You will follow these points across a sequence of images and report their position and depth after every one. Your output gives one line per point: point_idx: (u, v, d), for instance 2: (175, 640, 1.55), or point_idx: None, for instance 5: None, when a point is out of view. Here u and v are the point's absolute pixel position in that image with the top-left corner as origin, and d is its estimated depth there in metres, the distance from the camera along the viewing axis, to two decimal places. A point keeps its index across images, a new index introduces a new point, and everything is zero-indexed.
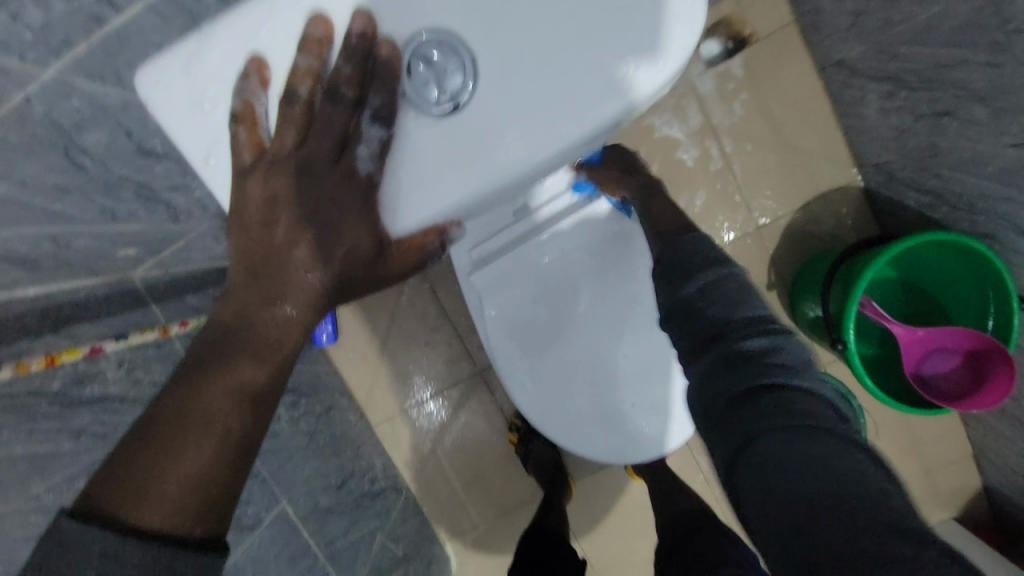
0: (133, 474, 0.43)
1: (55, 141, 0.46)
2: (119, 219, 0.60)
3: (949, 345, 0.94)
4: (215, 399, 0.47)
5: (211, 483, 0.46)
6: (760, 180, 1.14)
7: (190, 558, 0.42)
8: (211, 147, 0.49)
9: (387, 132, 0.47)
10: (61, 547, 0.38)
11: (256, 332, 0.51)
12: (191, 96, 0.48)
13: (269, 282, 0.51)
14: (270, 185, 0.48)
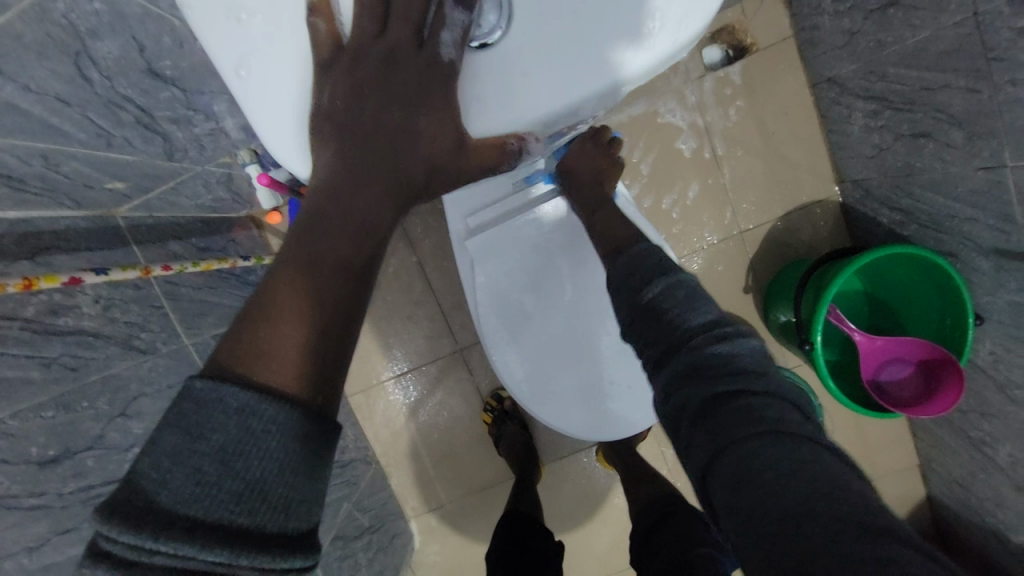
0: (248, 342, 0.41)
1: (67, 45, 0.44)
2: (112, 147, 0.59)
3: (905, 355, 0.99)
4: (316, 271, 0.44)
5: (323, 351, 0.43)
6: (748, 186, 1.18)
7: (311, 416, 0.40)
8: (245, 58, 0.48)
9: (467, 17, 0.46)
10: (194, 402, 0.37)
11: (351, 209, 0.47)
12: (229, 5, 0.47)
13: (366, 161, 0.48)
14: (355, 76, 0.47)
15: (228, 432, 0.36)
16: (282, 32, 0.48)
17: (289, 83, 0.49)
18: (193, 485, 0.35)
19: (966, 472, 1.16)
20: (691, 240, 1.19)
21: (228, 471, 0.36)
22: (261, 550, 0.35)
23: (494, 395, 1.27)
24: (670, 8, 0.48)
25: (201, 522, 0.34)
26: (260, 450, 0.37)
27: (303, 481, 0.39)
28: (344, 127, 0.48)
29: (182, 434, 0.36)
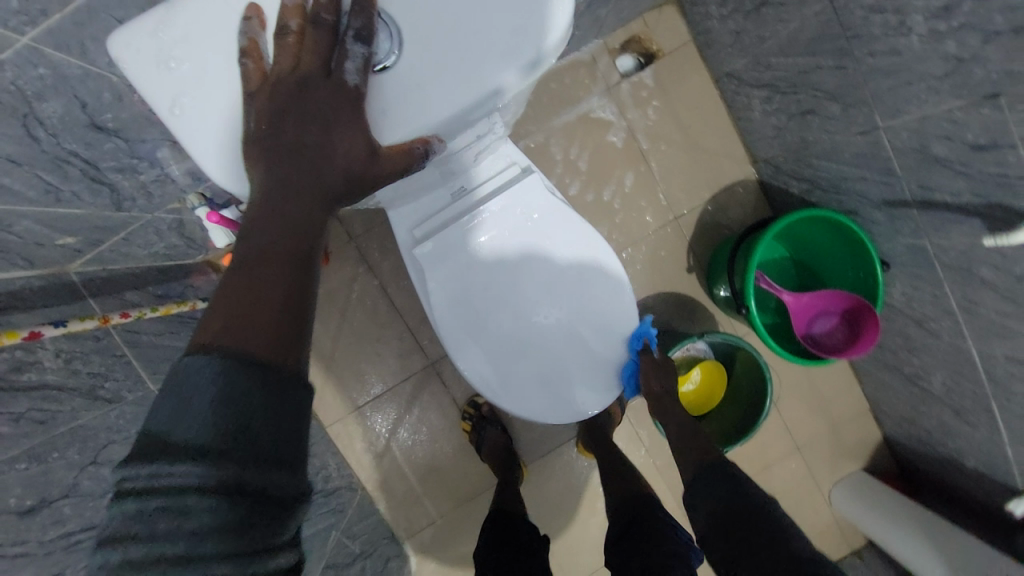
0: (218, 320, 0.42)
1: (15, 108, 0.48)
2: (63, 201, 0.62)
3: (830, 307, 1.10)
4: (278, 246, 0.46)
5: (292, 323, 0.44)
6: (675, 176, 1.29)
7: (291, 381, 0.41)
8: (178, 98, 0.53)
9: (368, 50, 0.53)
10: (185, 373, 0.39)
11: (304, 188, 0.49)
12: (160, 54, 0.52)
13: (309, 143, 0.50)
14: (275, 100, 0.51)
15: (220, 386, 0.38)
16: (215, 74, 0.53)
17: (224, 118, 0.54)
18: (198, 434, 0.37)
19: (909, 407, 1.27)
20: (632, 231, 1.29)
21: (227, 422, 0.38)
22: (268, 482, 0.39)
23: (471, 402, 1.30)
24: (538, 20, 0.57)
25: (210, 462, 0.37)
26: (251, 399, 0.39)
27: (294, 423, 0.41)
28: (280, 144, 0.50)
29: (177, 398, 0.38)
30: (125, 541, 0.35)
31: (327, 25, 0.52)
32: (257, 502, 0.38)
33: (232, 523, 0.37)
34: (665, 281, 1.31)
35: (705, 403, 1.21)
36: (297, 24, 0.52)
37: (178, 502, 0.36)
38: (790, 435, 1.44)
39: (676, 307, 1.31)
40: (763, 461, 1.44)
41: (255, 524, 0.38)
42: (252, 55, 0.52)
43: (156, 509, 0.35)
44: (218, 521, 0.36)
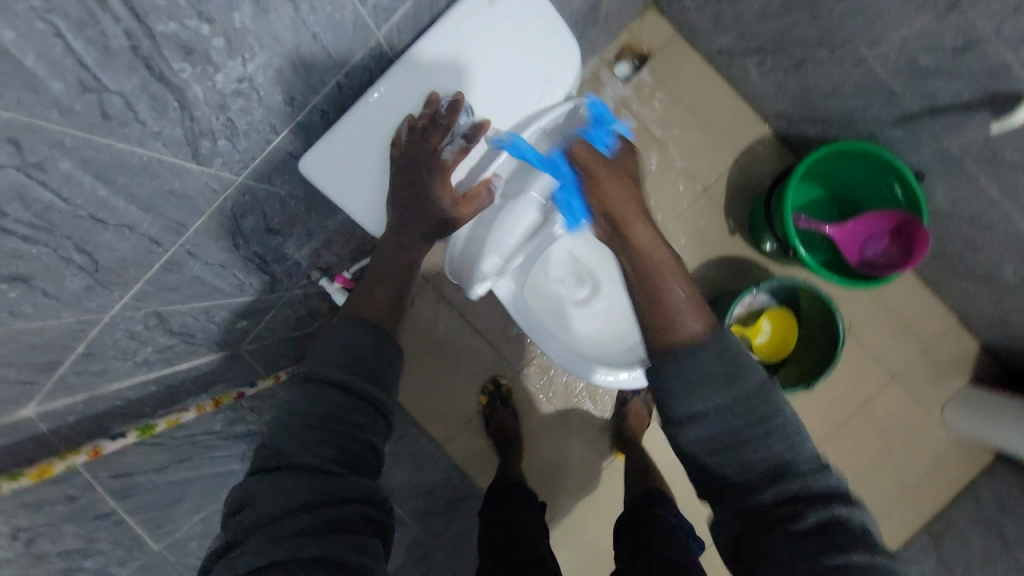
0: (358, 299, 0.63)
1: (228, 230, 0.67)
2: (244, 290, 0.85)
3: (877, 229, 1.16)
4: (389, 255, 0.65)
5: (396, 310, 0.63)
6: (694, 154, 1.41)
7: (393, 343, 0.60)
8: (347, 191, 0.64)
9: (462, 141, 0.64)
10: (336, 325, 0.59)
11: (412, 211, 0.64)
12: (333, 161, 0.61)
13: (420, 184, 0.63)
14: (397, 174, 0.63)
15: (347, 333, 0.58)
16: (367, 158, 0.63)
17: (374, 187, 0.65)
18: (334, 352, 0.56)
19: (997, 307, 1.26)
20: (669, 209, 1.40)
21: (351, 349, 0.56)
22: (370, 391, 0.55)
23: (490, 381, 1.40)
24: (560, 67, 0.69)
25: (337, 370, 0.55)
26: (362, 344, 0.57)
27: (387, 363, 0.58)
28: (405, 200, 0.64)
29: (326, 335, 0.58)
30: (290, 408, 0.54)
31: (444, 127, 0.62)
32: (361, 402, 0.55)
33: (342, 408, 0.53)
34: (713, 247, 1.40)
35: (779, 350, 1.28)
36: (423, 123, 0.62)
37: (320, 389, 0.54)
38: (882, 366, 1.42)
39: (728, 269, 1.40)
40: (862, 397, 1.42)
41: (360, 416, 0.54)
42: (397, 147, 0.63)
43: (306, 392, 0.54)
44: (338, 404, 0.53)
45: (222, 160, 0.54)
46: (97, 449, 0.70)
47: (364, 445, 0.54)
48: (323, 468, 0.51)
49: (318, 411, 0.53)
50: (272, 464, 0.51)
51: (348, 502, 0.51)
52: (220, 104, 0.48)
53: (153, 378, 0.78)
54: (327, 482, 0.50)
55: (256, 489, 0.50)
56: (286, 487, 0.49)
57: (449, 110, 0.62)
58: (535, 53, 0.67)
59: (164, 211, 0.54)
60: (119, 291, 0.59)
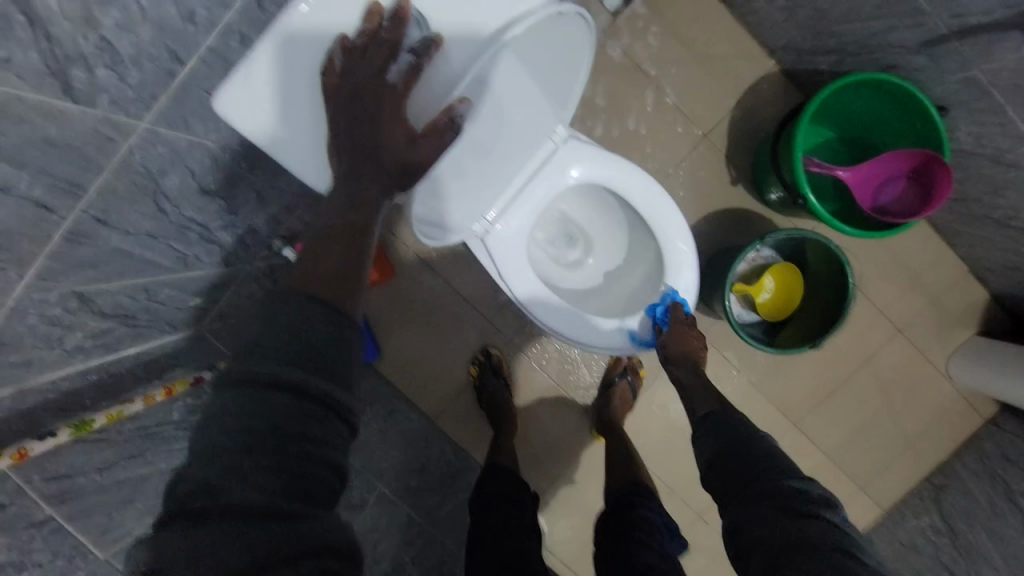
0: (303, 271, 0.51)
1: (147, 191, 0.56)
2: (189, 263, 0.75)
3: (895, 171, 1.06)
4: (343, 217, 0.54)
5: (354, 283, 0.52)
6: (692, 96, 1.27)
7: (352, 328, 0.50)
8: (275, 133, 0.52)
9: (412, 57, 0.53)
10: (276, 306, 0.48)
11: (366, 159, 0.54)
12: (254, 96, 0.48)
13: (371, 120, 0.53)
14: (339, 109, 0.52)
15: (293, 318, 0.47)
16: (299, 98, 0.51)
17: (310, 131, 0.53)
18: (277, 343, 0.45)
19: (1011, 252, 1.19)
20: (665, 158, 1.29)
21: (297, 339, 0.46)
22: (324, 392, 0.46)
23: (481, 351, 1.32)
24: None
25: (280, 367, 0.44)
26: (312, 334, 0.47)
27: (345, 356, 0.48)
28: (352, 142, 0.53)
29: (264, 321, 0.47)
30: (221, 418, 0.43)
31: (389, 45, 0.50)
32: (311, 406, 0.45)
33: (291, 419, 0.44)
34: (713, 198, 1.30)
35: (784, 308, 1.21)
36: (363, 39, 0.50)
37: (259, 391, 0.44)
38: (888, 318, 1.36)
39: (729, 222, 1.31)
40: (866, 351, 1.37)
41: (315, 427, 0.45)
42: (332, 77, 0.50)
43: (240, 396, 0.44)
44: (286, 415, 0.44)
45: (110, 97, 0.43)
46: (23, 451, 0.57)
47: (318, 460, 0.45)
48: (270, 504, 0.41)
49: (259, 426, 0.43)
50: (196, 506, 0.41)
51: (303, 547, 0.41)
52: (82, 16, 0.36)
53: (92, 367, 0.68)
54: (277, 524, 0.41)
55: (175, 540, 0.39)
56: (221, 536, 0.39)
57: (393, 23, 0.49)
58: None
59: (45, 166, 0.43)
60: (14, 269, 0.48)
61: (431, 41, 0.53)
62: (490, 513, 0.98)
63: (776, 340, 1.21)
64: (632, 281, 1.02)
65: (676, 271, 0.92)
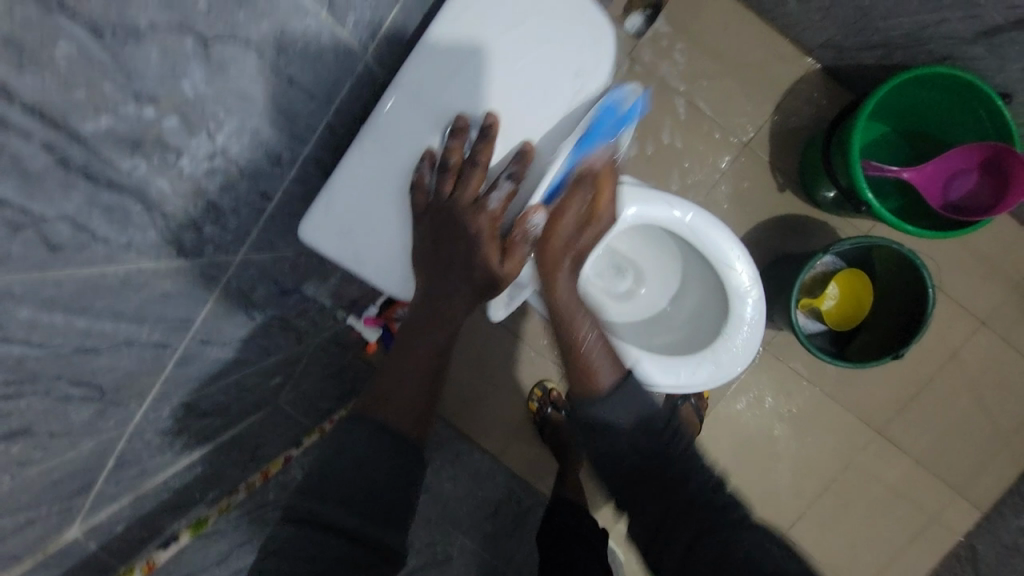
0: (379, 387, 0.52)
1: (239, 306, 0.59)
2: (269, 352, 0.78)
3: (962, 166, 1.01)
4: (421, 331, 0.54)
5: (423, 405, 0.52)
6: (728, 106, 1.23)
7: (412, 457, 0.49)
8: (358, 249, 0.53)
9: (513, 184, 0.52)
10: (344, 432, 0.48)
11: (448, 275, 0.53)
12: (339, 216, 0.52)
13: (457, 233, 0.52)
14: (433, 227, 0.52)
15: (358, 450, 0.47)
16: (383, 210, 0.53)
17: (393, 245, 0.54)
18: (342, 482, 0.45)
19: None
20: (709, 174, 1.24)
21: (360, 479, 0.46)
22: (377, 539, 0.46)
23: (538, 386, 1.31)
24: (595, 53, 0.53)
25: (342, 512, 0.45)
26: (373, 467, 0.47)
27: (401, 490, 0.48)
28: (442, 261, 0.53)
29: (332, 452, 0.47)
30: (276, 559, 0.43)
31: (482, 164, 0.52)
32: (363, 555, 0.44)
33: (342, 562, 0.43)
34: (763, 208, 1.25)
35: (853, 317, 1.15)
36: (455, 160, 0.51)
37: (319, 535, 0.44)
38: (968, 311, 1.28)
39: (782, 230, 1.25)
40: (947, 348, 1.29)
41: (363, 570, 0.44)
42: (420, 193, 0.52)
43: (301, 539, 0.44)
44: (337, 559, 0.43)
45: (213, 245, 0.46)
46: (151, 562, 0.69)
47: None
48: None
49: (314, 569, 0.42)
50: None
51: None
52: (195, 190, 0.39)
53: (199, 458, 0.74)
54: None
55: None
56: None
57: (484, 140, 0.51)
58: (563, 46, 0.53)
59: (161, 314, 0.46)
60: (136, 402, 0.52)
61: (522, 151, 0.52)
62: (561, 544, 0.96)
63: (847, 351, 1.16)
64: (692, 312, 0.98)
65: (739, 301, 0.89)
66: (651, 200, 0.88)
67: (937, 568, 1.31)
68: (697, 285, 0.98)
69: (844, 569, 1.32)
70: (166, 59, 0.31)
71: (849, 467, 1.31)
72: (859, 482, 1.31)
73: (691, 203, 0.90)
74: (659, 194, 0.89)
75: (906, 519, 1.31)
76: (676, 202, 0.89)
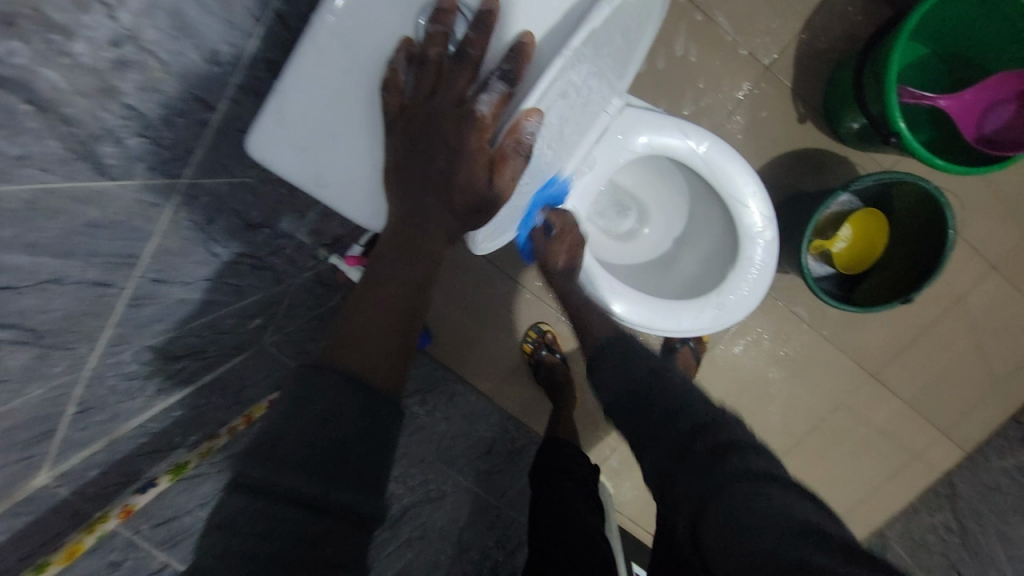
0: (346, 323, 0.47)
1: (197, 240, 0.53)
2: (244, 293, 0.72)
3: (1001, 94, 0.92)
4: (395, 259, 0.49)
5: (397, 344, 0.47)
6: (753, 21, 1.09)
7: (388, 409, 0.44)
8: (320, 169, 0.46)
9: (508, 86, 0.43)
10: (304, 380, 0.42)
11: (426, 196, 0.48)
12: (296, 128, 0.44)
13: (434, 146, 0.46)
14: (410, 134, 0.46)
15: (324, 403, 0.41)
16: (349, 117, 0.45)
17: (364, 165, 0.48)
18: (303, 443, 0.40)
19: None
20: (723, 102, 1.13)
21: (325, 437, 0.40)
22: (350, 506, 0.41)
23: (533, 329, 1.27)
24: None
25: (305, 478, 0.39)
26: (342, 423, 0.41)
27: (377, 448, 0.43)
28: (420, 173, 0.47)
29: (287, 408, 0.41)
30: (226, 535, 0.37)
31: (474, 62, 0.43)
32: (334, 524, 0.40)
33: (310, 536, 0.38)
34: (780, 142, 1.15)
35: (862, 259, 1.10)
36: (438, 53, 0.43)
37: (279, 504, 0.38)
38: (981, 255, 1.22)
39: (798, 165, 1.16)
40: (953, 293, 1.25)
41: (334, 546, 0.39)
42: (394, 93, 0.44)
43: (254, 511, 0.38)
44: (300, 532, 0.38)
45: (145, 163, 0.38)
46: (128, 507, 0.65)
47: None
48: None
49: (272, 547, 0.37)
50: None
51: None
52: (105, 89, 0.31)
53: (176, 402, 0.71)
54: None
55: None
56: None
57: (476, 28, 0.42)
58: None
59: (95, 248, 0.39)
60: (86, 345, 0.47)
61: (519, 44, 0.42)
62: (553, 482, 0.95)
63: (852, 296, 1.12)
64: (701, 256, 0.91)
65: (749, 242, 0.82)
66: (663, 125, 0.79)
67: (913, 502, 1.36)
68: (705, 227, 0.91)
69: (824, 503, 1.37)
70: None
71: (839, 408, 1.32)
72: (846, 425, 1.33)
73: (708, 133, 0.81)
74: (672, 119, 0.80)
75: (889, 458, 1.34)
76: (691, 129, 0.80)
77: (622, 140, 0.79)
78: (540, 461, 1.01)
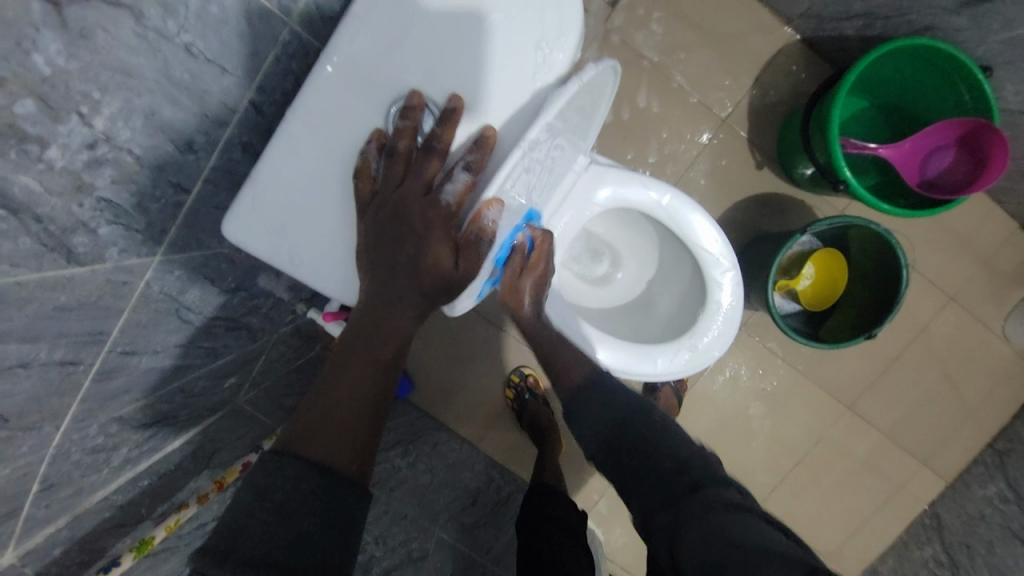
0: (311, 409, 0.47)
1: (170, 310, 0.53)
2: (219, 354, 0.72)
3: (939, 142, 1.00)
4: (364, 339, 0.50)
5: (361, 429, 0.48)
6: (708, 77, 1.18)
7: (352, 494, 0.45)
8: (293, 250, 0.49)
9: (471, 175, 0.46)
10: (264, 470, 0.43)
11: (396, 279, 0.49)
12: (269, 216, 0.47)
13: (404, 233, 0.47)
14: (378, 220, 0.47)
15: (286, 494, 0.42)
16: (323, 203, 0.48)
17: (335, 247, 0.50)
18: (262, 538, 0.40)
19: None
20: (687, 151, 1.20)
21: (285, 532, 0.41)
22: None
23: (516, 372, 1.28)
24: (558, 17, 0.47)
25: None
26: (303, 515, 0.42)
27: (339, 537, 0.43)
28: (387, 258, 0.48)
29: (249, 499, 0.41)
30: None
31: (439, 154, 0.46)
32: None
33: None
34: (741, 186, 1.22)
35: (826, 297, 1.15)
36: (406, 145, 0.46)
37: None
38: (938, 286, 1.28)
39: (761, 208, 1.23)
40: (917, 324, 1.30)
41: None
42: (365, 180, 0.47)
43: None
44: None
45: (117, 247, 0.39)
46: None
47: None
48: None
49: None
50: None
51: None
52: (78, 185, 0.32)
53: (144, 470, 0.69)
54: None
55: None
56: None
57: (442, 124, 0.45)
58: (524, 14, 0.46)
59: (64, 329, 0.40)
60: (50, 424, 0.46)
61: (482, 137, 0.46)
62: (542, 536, 0.93)
63: (820, 333, 1.16)
64: (670, 294, 0.95)
65: (715, 287, 0.86)
66: (628, 181, 0.84)
67: (902, 535, 1.36)
68: (674, 272, 0.95)
69: (813, 539, 1.36)
70: (8, 32, 0.24)
71: (819, 442, 1.33)
72: (827, 459, 1.34)
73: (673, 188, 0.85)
74: (637, 176, 0.84)
75: (874, 490, 1.35)
76: (655, 184, 0.84)
77: (590, 195, 0.83)
78: (529, 513, 0.98)
